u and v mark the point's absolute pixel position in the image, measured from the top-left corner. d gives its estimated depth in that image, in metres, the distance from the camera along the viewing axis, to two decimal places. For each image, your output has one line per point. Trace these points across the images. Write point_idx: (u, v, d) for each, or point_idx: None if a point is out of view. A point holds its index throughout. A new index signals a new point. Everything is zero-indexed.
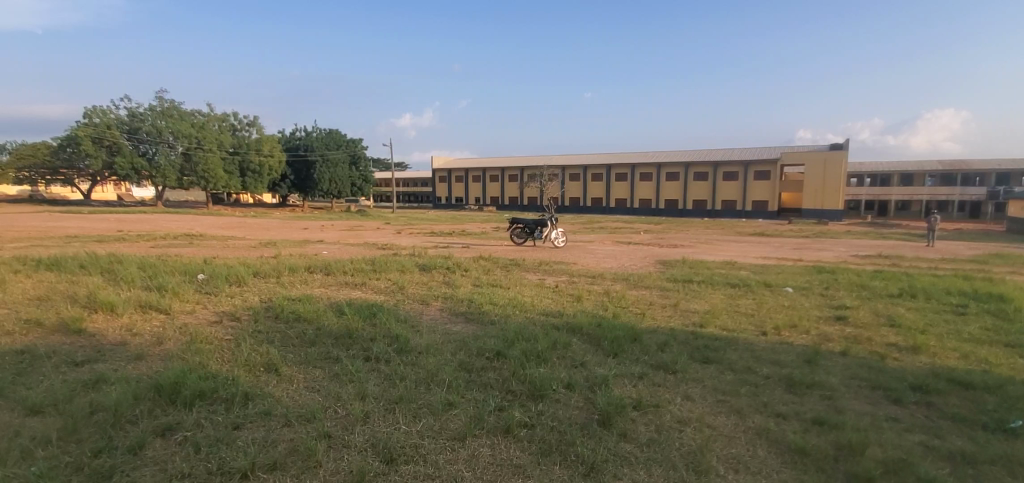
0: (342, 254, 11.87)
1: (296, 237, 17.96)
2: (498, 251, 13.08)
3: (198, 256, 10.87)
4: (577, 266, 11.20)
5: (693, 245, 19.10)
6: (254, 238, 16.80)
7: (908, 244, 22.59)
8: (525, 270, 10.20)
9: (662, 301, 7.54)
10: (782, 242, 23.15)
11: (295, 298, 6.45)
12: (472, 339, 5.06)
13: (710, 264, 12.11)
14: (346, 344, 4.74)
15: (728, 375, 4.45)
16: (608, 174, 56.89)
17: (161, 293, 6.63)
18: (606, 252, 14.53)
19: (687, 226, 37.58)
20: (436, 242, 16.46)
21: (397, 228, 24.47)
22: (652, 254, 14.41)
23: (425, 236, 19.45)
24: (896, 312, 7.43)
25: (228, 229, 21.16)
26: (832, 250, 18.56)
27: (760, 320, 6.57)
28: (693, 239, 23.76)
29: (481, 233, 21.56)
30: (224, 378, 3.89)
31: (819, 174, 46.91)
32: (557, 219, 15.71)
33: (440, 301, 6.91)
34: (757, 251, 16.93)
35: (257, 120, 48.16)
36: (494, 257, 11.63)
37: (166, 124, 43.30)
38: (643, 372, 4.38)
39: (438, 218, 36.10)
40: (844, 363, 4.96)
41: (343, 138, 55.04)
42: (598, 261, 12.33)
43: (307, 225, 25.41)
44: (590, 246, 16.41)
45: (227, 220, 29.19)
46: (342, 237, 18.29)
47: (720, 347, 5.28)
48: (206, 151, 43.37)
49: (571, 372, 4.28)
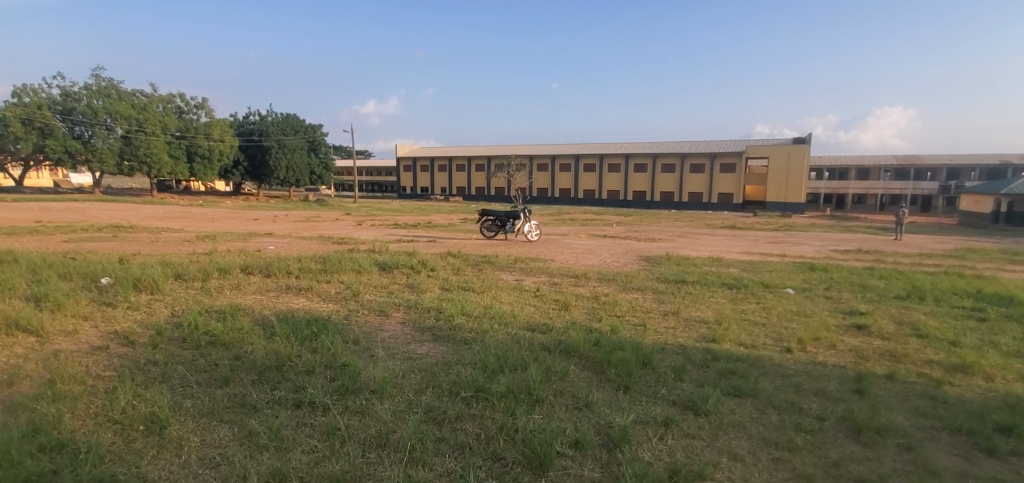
0: (290, 250, 10.46)
1: (243, 229, 16.30)
2: (469, 247, 11.91)
3: (115, 254, 9.27)
4: (555, 264, 10.16)
5: (668, 238, 18.37)
6: (194, 230, 15.09)
7: (875, 239, 22.55)
8: (500, 268, 9.13)
9: (661, 307, 6.56)
10: (754, 236, 22.78)
11: (215, 311, 5.10)
12: (441, 368, 3.91)
13: (696, 260, 11.30)
14: (273, 383, 3.52)
15: (773, 416, 3.47)
16: (576, 165, 56.17)
17: (40, 303, 5.17)
18: (583, 247, 13.51)
19: (657, 218, 37.19)
20: (399, 235, 15.13)
21: (357, 220, 22.89)
22: (631, 249, 13.49)
23: (386, 229, 18.02)
24: (915, 318, 6.71)
25: (167, 220, 19.20)
26: (808, 245, 18.09)
27: (779, 332, 5.66)
28: (665, 232, 23.11)
29: (448, 225, 20.29)
30: (75, 448, 2.62)
31: (783, 168, 47.44)
32: (530, 211, 14.65)
33: (401, 311, 5.69)
34: (735, 246, 16.29)
35: (206, 102, 45.29)
36: (464, 253, 10.51)
37: (103, 105, 40.00)
38: (669, 416, 3.31)
39: (402, 209, 34.48)
40: (899, 392, 4.09)
41: (301, 124, 52.51)
42: (578, 258, 11.30)
43: (259, 216, 23.53)
44: (564, 240, 15.40)
45: (169, 209, 26.87)
46: (295, 229, 16.76)
47: (746, 371, 4.29)
48: (149, 135, 40.33)
49: (577, 420, 3.19)
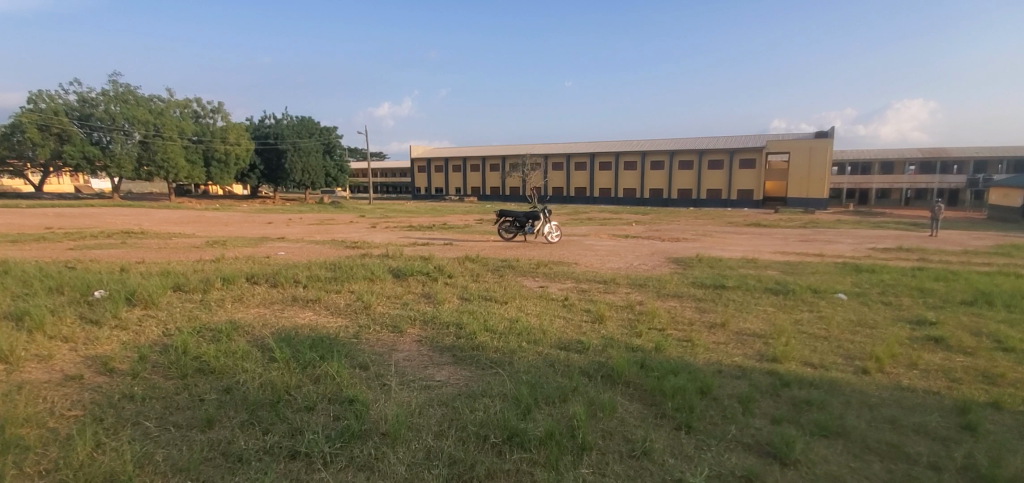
0: (301, 256, 9.98)
1: (255, 233, 15.92)
2: (486, 251, 11.34)
3: (118, 262, 8.87)
4: (580, 269, 9.52)
5: (693, 237, 17.61)
6: (205, 235, 14.75)
7: (909, 235, 21.46)
8: (521, 274, 8.53)
9: (706, 318, 5.89)
10: (782, 233, 21.86)
11: (210, 329, 4.57)
12: (464, 401, 3.31)
13: (729, 262, 10.57)
14: (264, 426, 2.94)
15: (875, 465, 2.80)
16: (592, 164, 55.35)
17: (19, 322, 4.69)
18: (606, 249, 12.84)
19: (676, 216, 36.28)
20: (414, 238, 14.65)
21: (372, 222, 22.44)
22: (657, 250, 12.79)
23: (401, 231, 17.51)
24: (992, 328, 5.93)
25: (180, 225, 18.96)
26: (841, 242, 17.15)
27: (846, 348, 4.95)
28: (688, 230, 22.24)
29: (463, 227, 19.76)
30: None
31: (805, 163, 46.13)
32: (550, 212, 14.04)
33: (417, 326, 5.10)
34: (766, 245, 15.47)
35: (221, 106, 45.47)
36: (482, 257, 9.92)
37: (120, 110, 40.23)
38: (749, 467, 2.67)
39: (416, 210, 34.08)
40: (1016, 428, 3.37)
41: (316, 126, 52.51)
42: (603, 261, 10.64)
43: (272, 219, 23.27)
44: (586, 241, 14.74)
45: (185, 213, 26.72)
46: (307, 233, 16.36)
47: (825, 400, 3.62)
48: (166, 140, 40.53)
49: (635, 476, 2.56)
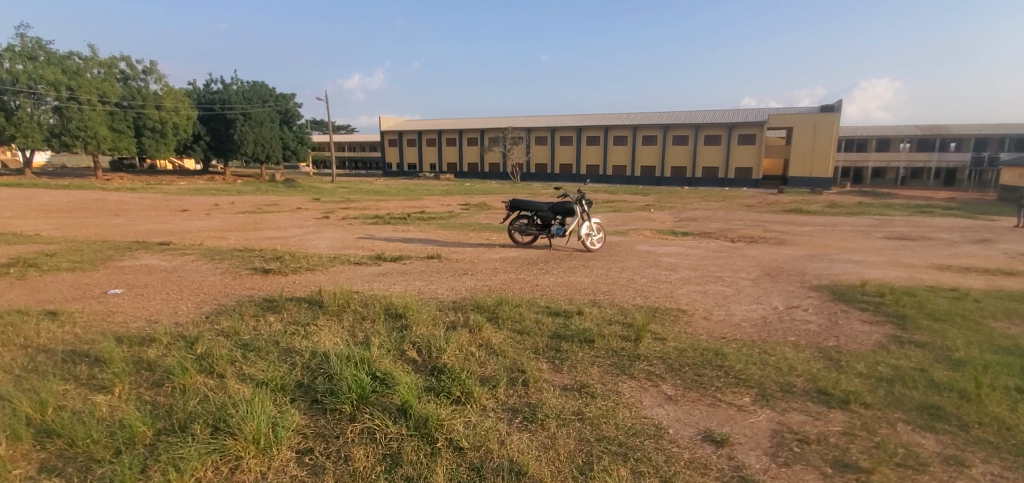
0: (142, 304, 4.96)
1: (138, 232, 10.68)
2: (503, 278, 6.52)
3: None
4: (708, 330, 4.79)
5: (763, 233, 13.07)
6: (53, 238, 9.49)
7: (999, 227, 17.10)
8: (620, 371, 3.66)
9: None
10: (847, 225, 17.40)
11: None
12: None
13: (935, 300, 6.05)
14: None
15: None
16: (579, 138, 50.36)
17: None
18: (686, 263, 8.14)
19: (681, 198, 31.88)
20: (379, 242, 9.68)
21: (327, 209, 17.23)
22: (765, 265, 8.12)
23: (363, 226, 12.45)
24: None
25: (50, 216, 13.48)
26: (959, 242, 12.67)
27: None
28: (731, 220, 17.61)
29: (449, 217, 14.83)
30: None
31: (810, 140, 42.02)
32: (590, 204, 9.20)
33: None
34: (881, 248, 10.93)
35: (155, 66, 38.72)
36: (506, 301, 5.12)
37: (24, 68, 32.75)
38: None
39: (386, 190, 28.70)
40: None
41: (271, 93, 46.02)
42: (720, 302, 5.90)
43: (195, 204, 17.80)
44: (636, 246, 10.01)
45: (86, 195, 20.89)
46: (224, 231, 11.21)
47: None
48: (84, 104, 33.70)
49: None
